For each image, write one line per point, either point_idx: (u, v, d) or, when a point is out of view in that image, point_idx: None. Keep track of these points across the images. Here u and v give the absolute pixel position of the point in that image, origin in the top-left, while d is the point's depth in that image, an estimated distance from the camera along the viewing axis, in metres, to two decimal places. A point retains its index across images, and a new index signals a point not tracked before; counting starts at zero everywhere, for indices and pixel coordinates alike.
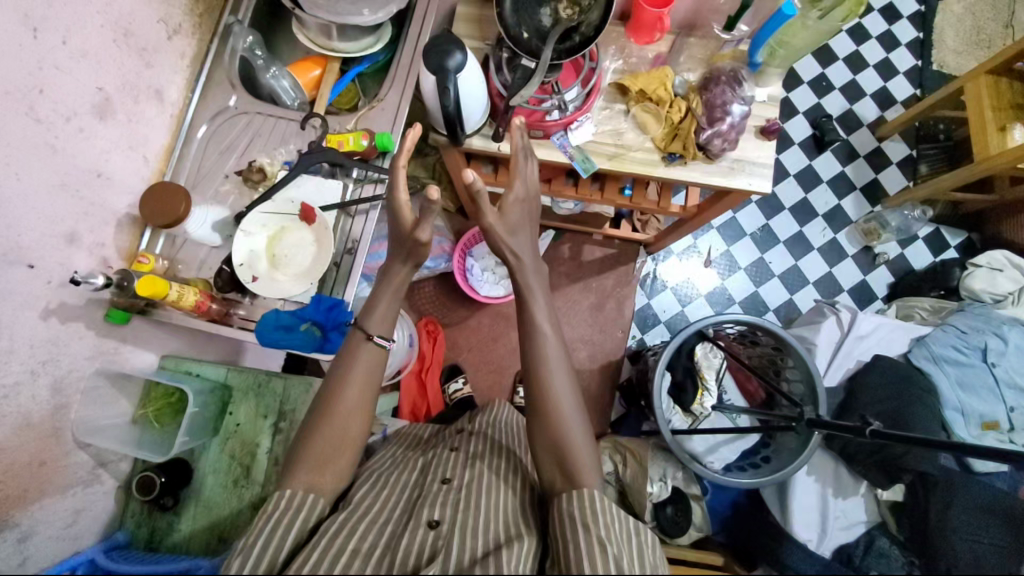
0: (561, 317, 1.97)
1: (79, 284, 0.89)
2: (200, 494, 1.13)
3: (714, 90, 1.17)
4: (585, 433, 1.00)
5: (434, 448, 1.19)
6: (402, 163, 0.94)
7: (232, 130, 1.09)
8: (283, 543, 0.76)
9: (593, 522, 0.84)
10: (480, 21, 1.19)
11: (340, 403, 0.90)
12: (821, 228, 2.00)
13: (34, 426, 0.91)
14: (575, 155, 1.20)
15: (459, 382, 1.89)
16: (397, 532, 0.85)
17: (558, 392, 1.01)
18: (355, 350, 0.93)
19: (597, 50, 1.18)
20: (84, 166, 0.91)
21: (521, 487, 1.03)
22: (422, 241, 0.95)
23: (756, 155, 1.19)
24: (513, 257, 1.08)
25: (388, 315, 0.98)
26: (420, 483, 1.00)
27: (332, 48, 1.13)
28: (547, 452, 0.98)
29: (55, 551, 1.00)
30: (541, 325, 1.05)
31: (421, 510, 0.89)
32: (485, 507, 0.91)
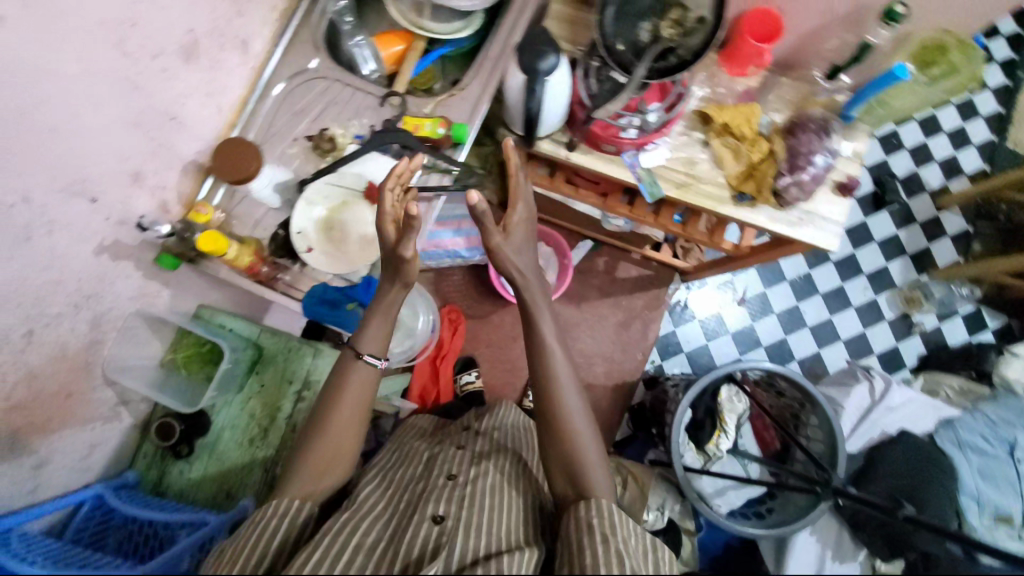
0: (584, 328, 1.96)
1: (146, 229, 0.93)
2: (214, 448, 1.12)
3: (801, 136, 1.12)
4: (598, 445, 0.97)
5: (439, 443, 1.16)
6: (390, 187, 0.89)
7: (308, 93, 1.07)
8: (275, 546, 0.73)
9: (610, 534, 0.80)
10: (578, 22, 1.14)
11: (337, 410, 0.89)
12: (863, 285, 1.96)
13: (68, 357, 0.90)
14: (643, 177, 1.16)
15: (471, 375, 1.88)
16: (401, 529, 0.81)
17: (571, 405, 0.99)
18: (347, 366, 0.92)
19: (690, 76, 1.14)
20: (160, 107, 0.89)
21: (529, 490, 0.99)
22: (405, 259, 0.85)
23: (829, 210, 1.16)
24: (514, 271, 1.03)
25: (380, 333, 0.93)
26: (424, 478, 0.96)
27: (421, 26, 1.09)
28: (561, 462, 0.95)
29: (66, 480, 1.00)
30: (549, 341, 1.02)
31: (424, 507, 0.86)
32: (491, 507, 0.87)
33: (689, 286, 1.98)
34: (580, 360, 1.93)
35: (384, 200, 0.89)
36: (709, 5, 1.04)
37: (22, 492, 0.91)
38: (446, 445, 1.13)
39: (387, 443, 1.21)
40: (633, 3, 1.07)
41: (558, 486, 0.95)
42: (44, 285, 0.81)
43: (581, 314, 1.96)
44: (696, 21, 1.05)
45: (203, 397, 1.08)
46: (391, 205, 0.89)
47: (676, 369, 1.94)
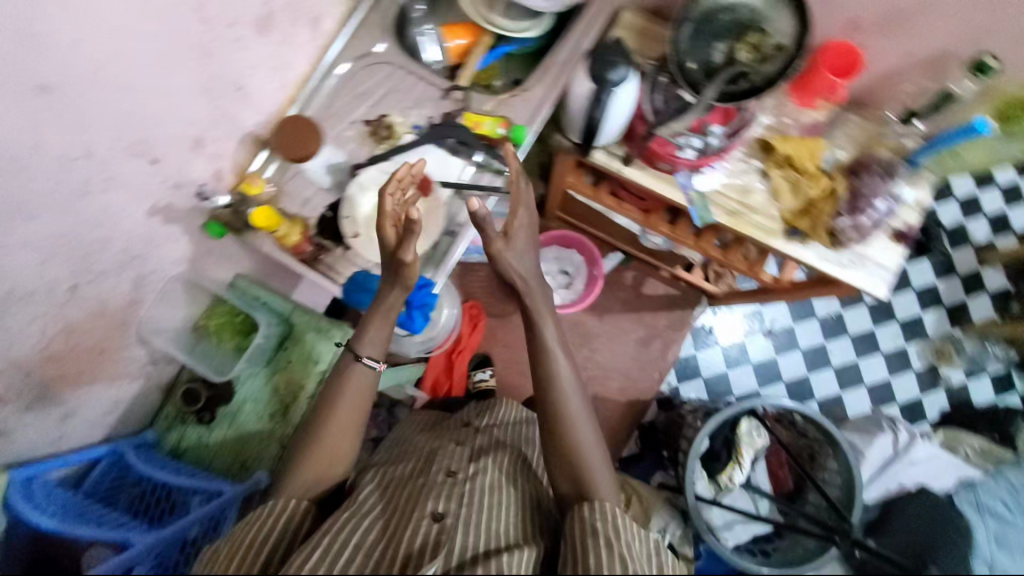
0: (605, 340, 1.93)
1: (205, 199, 0.95)
2: (234, 418, 1.12)
3: (865, 178, 1.11)
4: (602, 443, 0.89)
5: (438, 437, 1.07)
6: (391, 193, 0.87)
7: (371, 77, 1.06)
8: (270, 546, 0.67)
9: (614, 538, 0.72)
10: (651, 36, 1.12)
11: (333, 414, 0.84)
12: (895, 332, 1.92)
13: (107, 314, 0.91)
14: (695, 200, 1.13)
15: (486, 373, 1.84)
16: (399, 523, 0.74)
17: (576, 409, 0.90)
18: (345, 373, 0.86)
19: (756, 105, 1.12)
20: (228, 77, 0.89)
21: (533, 489, 0.91)
22: (405, 262, 0.83)
23: (882, 257, 1.13)
24: (515, 278, 0.95)
25: (381, 337, 0.88)
26: (420, 470, 0.87)
27: (492, 20, 1.07)
28: (563, 466, 0.87)
29: (90, 432, 1.02)
30: (551, 344, 0.94)
31: (419, 503, 0.77)
32: (494, 505, 0.79)
33: (716, 311, 1.94)
34: (595, 372, 1.91)
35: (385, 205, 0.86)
36: (789, 33, 1.01)
37: (46, 441, 0.93)
38: (447, 439, 1.04)
39: (387, 441, 1.14)
40: (711, 21, 1.04)
41: (562, 489, 0.86)
42: (94, 242, 0.82)
43: (602, 325, 1.93)
44: (774, 48, 1.02)
45: (235, 367, 1.10)
46: (392, 213, 0.87)
47: (692, 394, 1.90)
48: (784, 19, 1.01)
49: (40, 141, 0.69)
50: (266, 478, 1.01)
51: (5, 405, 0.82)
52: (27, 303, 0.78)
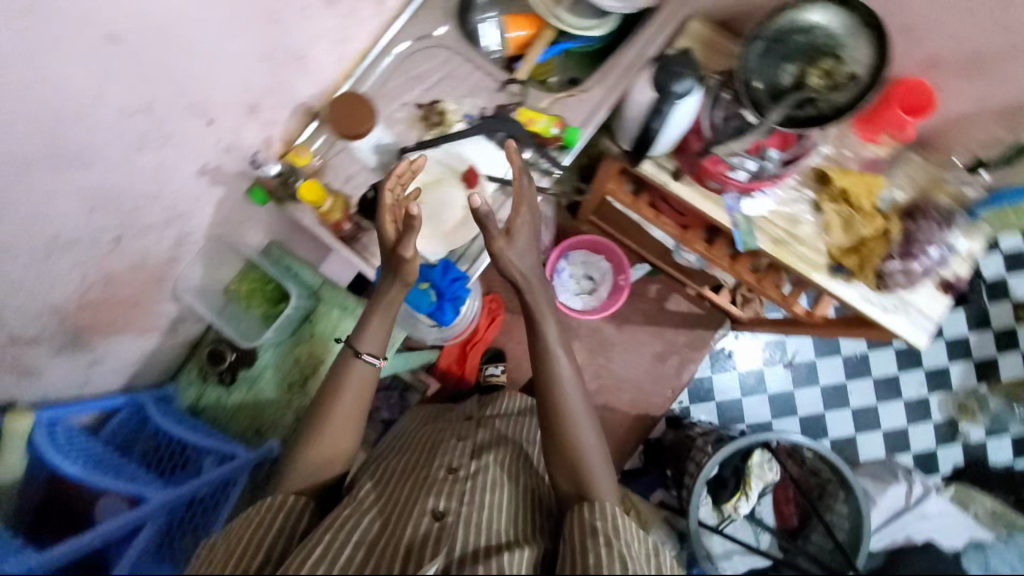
0: (617, 354, 1.85)
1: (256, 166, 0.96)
2: (253, 384, 1.14)
3: (921, 223, 1.07)
4: (602, 436, 0.85)
5: (439, 429, 1.04)
6: (391, 189, 0.84)
7: (429, 61, 1.04)
8: (270, 545, 0.65)
9: (614, 537, 0.67)
10: (718, 47, 1.09)
11: (335, 408, 0.81)
12: (919, 380, 1.82)
13: (146, 267, 0.93)
14: (740, 223, 1.10)
15: (497, 368, 1.66)
16: (399, 521, 0.72)
17: (574, 404, 0.85)
18: (344, 370, 0.83)
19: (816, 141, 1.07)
20: (290, 47, 0.89)
21: (534, 485, 0.87)
22: (404, 258, 0.80)
23: (927, 306, 1.11)
24: (513, 277, 0.88)
25: (381, 330, 0.85)
26: (421, 469, 0.85)
27: (554, 13, 1.04)
28: (563, 463, 0.82)
29: (115, 378, 1.05)
30: (551, 343, 0.88)
31: (419, 502, 0.76)
32: (496, 506, 0.76)
33: (738, 335, 1.86)
34: (607, 381, 1.84)
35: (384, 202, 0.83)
36: (865, 64, 0.97)
37: (74, 383, 0.96)
38: (447, 432, 1.01)
39: (391, 436, 1.12)
40: (785, 41, 1.00)
41: (561, 485, 0.82)
42: (142, 196, 0.83)
43: (619, 335, 1.85)
44: (846, 77, 0.98)
45: (262, 334, 1.09)
46: (391, 209, 0.83)
47: (702, 416, 1.84)
48: (861, 47, 0.96)
49: (103, 92, 0.69)
50: (278, 447, 1.05)
51: (38, 345, 0.84)
52: (71, 250, 0.79)
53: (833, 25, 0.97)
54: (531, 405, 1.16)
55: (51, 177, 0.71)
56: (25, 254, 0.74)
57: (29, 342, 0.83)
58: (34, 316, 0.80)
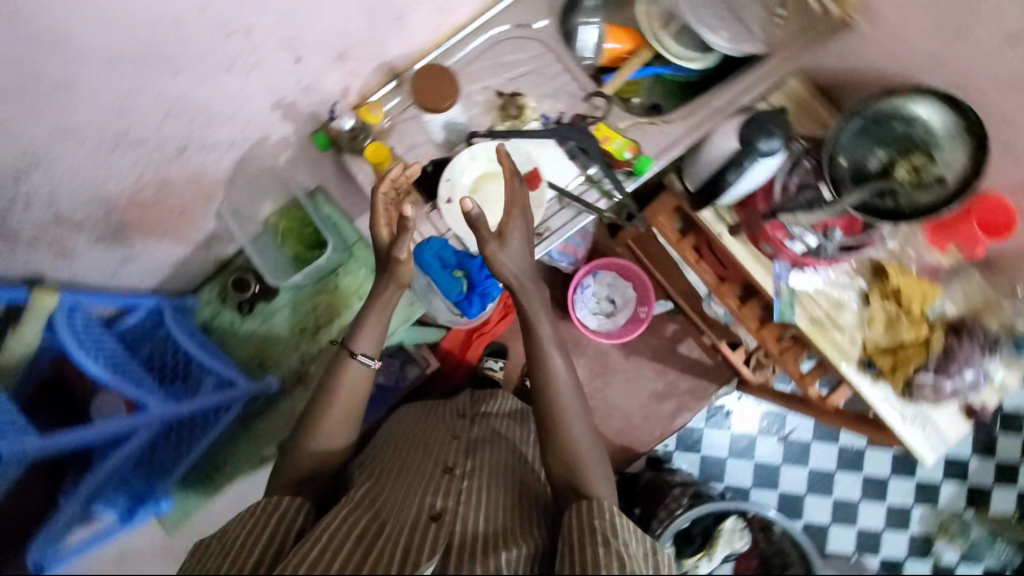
0: (613, 382, 1.75)
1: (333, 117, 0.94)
2: (268, 320, 1.16)
3: (964, 342, 1.03)
4: (594, 438, 0.83)
5: (432, 426, 1.02)
6: (385, 192, 0.85)
7: (522, 51, 1.02)
8: (266, 543, 0.61)
9: (612, 534, 0.64)
10: (809, 109, 1.07)
11: (334, 404, 0.81)
12: (906, 490, 1.73)
13: (200, 182, 0.96)
14: (783, 293, 1.07)
15: (496, 364, 1.54)
16: (396, 517, 0.68)
17: (566, 406, 0.83)
18: (340, 368, 0.83)
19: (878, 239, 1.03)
20: (392, 5, 0.88)
21: (528, 486, 0.83)
22: (398, 259, 0.81)
23: (944, 426, 1.09)
24: (508, 278, 0.84)
25: (375, 329, 0.84)
26: (417, 466, 0.82)
27: (660, 37, 1.02)
28: (559, 461, 0.80)
29: (143, 277, 1.08)
30: (548, 341, 0.85)
31: (416, 500, 0.72)
32: (492, 506, 0.73)
33: (741, 397, 1.79)
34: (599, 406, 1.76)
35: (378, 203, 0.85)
36: (958, 169, 0.93)
37: (105, 273, 1.00)
38: (440, 429, 0.99)
39: (383, 431, 1.07)
40: (882, 124, 0.97)
41: (558, 483, 0.79)
42: (215, 115, 0.86)
43: (625, 363, 1.75)
44: (933, 179, 0.94)
45: (290, 277, 1.08)
46: (384, 210, 0.84)
47: (683, 464, 1.80)
48: (957, 152, 0.92)
49: (208, 6, 0.71)
50: (275, 385, 1.13)
51: (80, 230, 0.88)
52: (135, 149, 0.83)
53: (934, 121, 0.93)
54: (521, 407, 1.14)
55: (137, 77, 0.74)
56: (92, 142, 0.78)
57: (72, 226, 0.87)
58: (84, 201, 0.84)
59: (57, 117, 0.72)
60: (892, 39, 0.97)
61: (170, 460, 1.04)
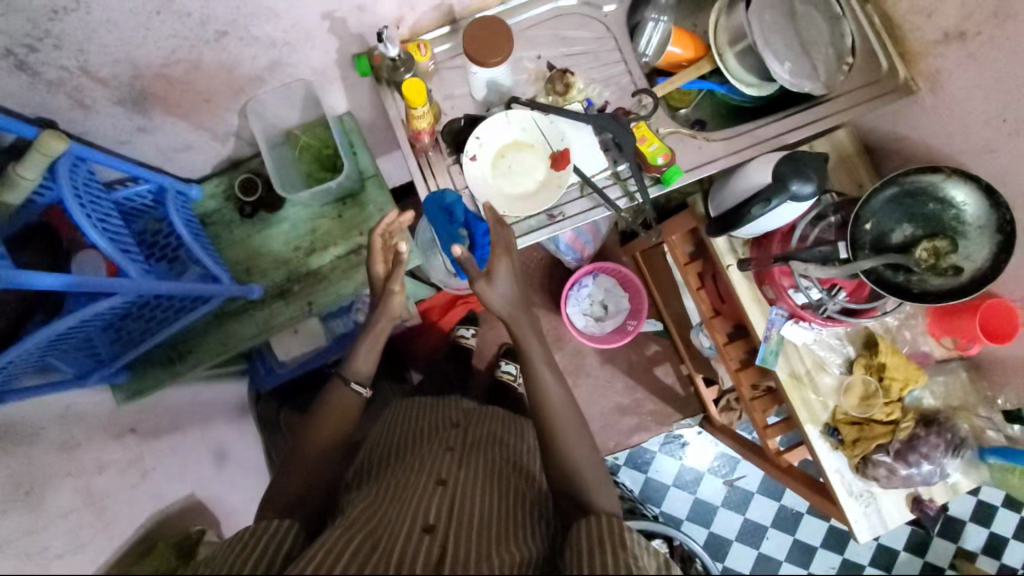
0: (582, 385, 1.75)
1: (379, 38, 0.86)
2: (268, 230, 1.17)
3: (931, 435, 1.04)
4: (591, 451, 0.85)
5: (423, 431, 1.03)
6: (381, 232, 0.88)
7: (583, 30, 1.00)
8: (255, 567, 0.60)
9: (621, 546, 0.65)
10: (851, 168, 1.08)
11: (314, 433, 0.88)
12: (830, 563, 1.75)
13: (232, 75, 0.93)
14: (771, 340, 1.08)
15: (468, 331, 1.54)
16: (391, 531, 0.67)
17: (563, 413, 0.88)
18: (335, 394, 0.92)
19: (879, 310, 1.01)
20: None
21: (523, 497, 0.84)
22: (395, 292, 0.88)
23: (888, 509, 1.10)
24: (502, 311, 0.91)
25: (368, 360, 0.94)
26: (409, 479, 0.83)
27: (723, 53, 0.99)
28: (558, 468, 0.83)
29: (153, 154, 1.06)
30: (537, 362, 0.91)
31: (409, 513, 0.71)
32: (486, 519, 0.73)
33: (701, 432, 1.81)
34: None
35: (375, 244, 0.89)
36: (977, 264, 0.92)
37: (117, 137, 0.98)
38: (433, 437, 0.99)
39: (375, 432, 1.07)
40: (917, 200, 0.95)
41: (559, 493, 0.81)
42: (265, 10, 0.82)
43: (599, 369, 1.76)
44: (950, 267, 0.93)
45: (299, 193, 1.08)
46: (379, 251, 0.90)
47: (626, 480, 1.82)
48: (980, 247, 0.92)
49: None
50: (258, 293, 1.14)
51: (104, 87, 0.87)
52: (175, 19, 0.79)
53: (967, 210, 0.92)
54: (511, 414, 1.17)
55: None
56: (136, 2, 0.75)
57: (97, 80, 0.85)
58: (114, 59, 0.82)
59: None
60: (951, 118, 0.94)
61: (138, 333, 1.08)
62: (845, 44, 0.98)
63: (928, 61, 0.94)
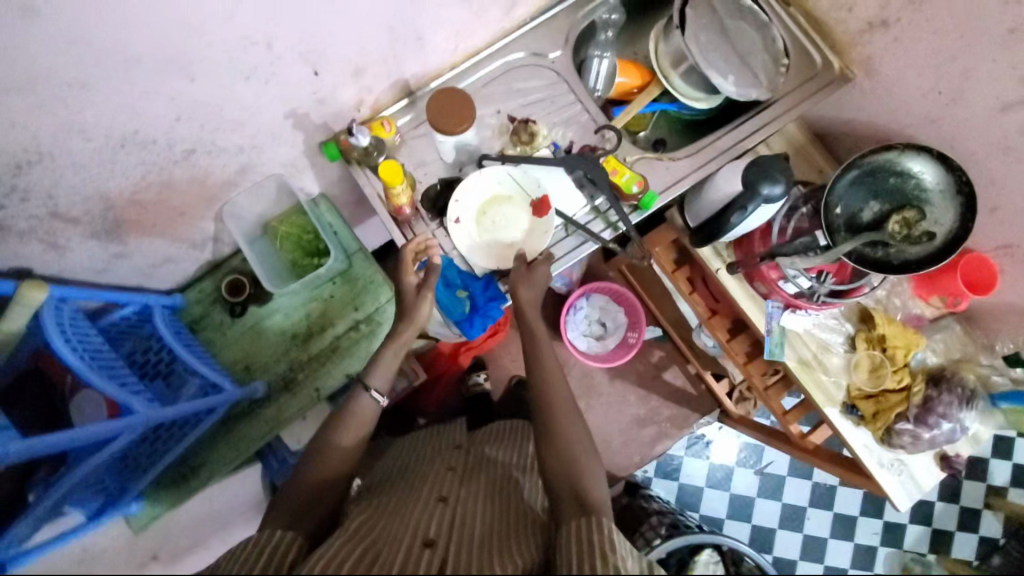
0: (598, 405, 1.75)
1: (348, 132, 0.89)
2: (261, 324, 1.15)
3: (944, 393, 1.07)
4: (590, 448, 0.86)
5: (424, 457, 1.04)
6: (413, 246, 0.93)
7: (535, 78, 1.03)
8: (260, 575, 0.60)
9: (609, 549, 0.64)
10: (809, 157, 1.14)
11: (318, 470, 0.83)
12: (874, 529, 1.74)
13: (203, 186, 0.93)
14: (774, 332, 1.11)
15: (479, 377, 1.54)
16: (392, 544, 0.68)
17: (564, 415, 0.89)
18: (353, 398, 0.91)
19: (863, 289, 1.05)
20: (413, 27, 0.87)
21: (520, 507, 0.84)
22: (424, 299, 0.93)
23: (920, 473, 1.13)
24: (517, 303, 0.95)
25: (391, 364, 0.95)
26: (411, 496, 0.83)
27: (668, 75, 1.04)
28: (559, 473, 0.82)
29: (132, 275, 1.04)
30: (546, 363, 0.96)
31: (411, 526, 0.73)
32: (483, 531, 0.74)
33: (721, 427, 1.81)
34: None
35: (404, 257, 0.93)
36: (947, 226, 0.96)
37: (94, 268, 0.97)
38: (435, 459, 1.01)
39: (379, 466, 1.08)
40: (878, 177, 1.00)
41: (559, 494, 0.79)
42: (228, 122, 0.83)
43: (610, 387, 1.77)
44: (923, 233, 0.97)
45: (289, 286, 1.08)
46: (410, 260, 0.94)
47: (660, 491, 1.80)
48: (946, 209, 0.96)
49: (234, 17, 0.69)
50: (261, 390, 1.12)
51: (76, 225, 0.86)
52: (142, 149, 0.79)
53: (926, 177, 0.97)
54: (513, 429, 1.18)
55: (151, 81, 0.71)
56: (99, 141, 0.75)
57: (68, 220, 0.84)
58: (84, 195, 0.81)
59: (65, 114, 0.69)
60: (890, 97, 1.00)
61: (145, 457, 1.03)
62: (777, 48, 1.03)
63: (858, 50, 1.00)
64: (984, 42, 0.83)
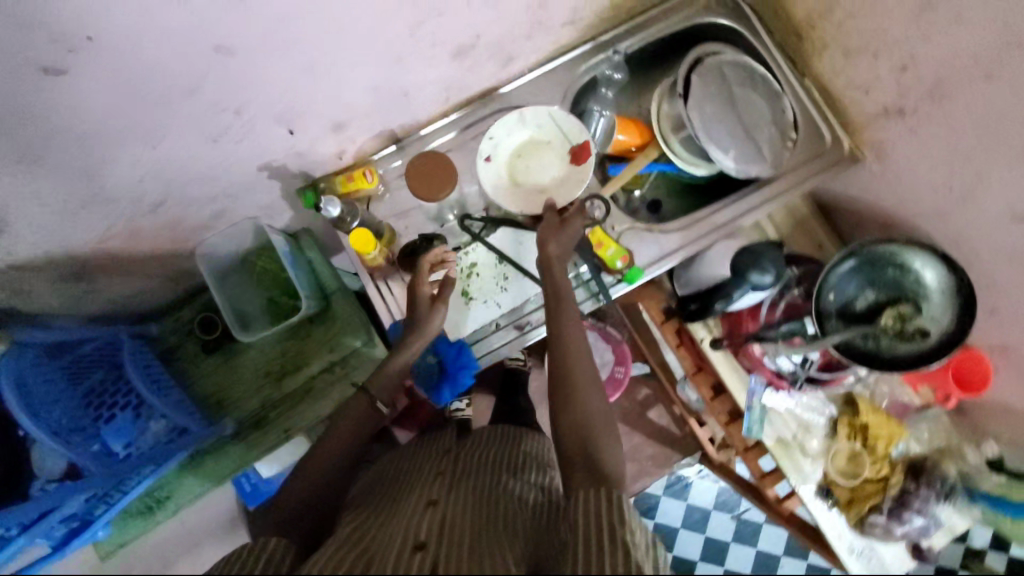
0: None
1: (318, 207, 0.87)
2: (236, 358, 1.13)
3: (921, 487, 1.05)
4: (604, 412, 0.76)
5: (418, 453, 0.94)
6: (432, 257, 0.89)
7: None
8: None
9: (617, 522, 0.58)
10: (809, 230, 1.09)
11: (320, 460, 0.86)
12: None
13: (174, 231, 0.94)
14: (755, 408, 1.08)
15: None
16: (380, 554, 0.62)
17: (582, 374, 0.78)
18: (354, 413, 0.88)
19: (842, 378, 1.05)
20: (398, 86, 0.85)
21: (526, 490, 0.77)
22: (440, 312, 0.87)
23: (890, 561, 1.12)
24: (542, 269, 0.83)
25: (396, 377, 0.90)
26: (400, 502, 0.76)
27: (668, 139, 1.00)
28: (567, 441, 0.74)
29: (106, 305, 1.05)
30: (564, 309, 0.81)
31: (401, 534, 0.66)
32: (479, 527, 0.66)
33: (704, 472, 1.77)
34: None
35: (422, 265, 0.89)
36: (942, 326, 0.92)
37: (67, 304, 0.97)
38: (429, 454, 0.91)
39: (372, 466, 0.98)
40: (877, 267, 0.96)
41: (573, 464, 0.71)
42: (201, 176, 0.83)
43: None
44: (916, 330, 0.93)
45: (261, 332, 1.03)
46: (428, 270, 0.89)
47: None
48: (943, 309, 0.92)
49: (200, 91, 0.71)
50: (231, 428, 1.07)
51: (39, 272, 0.86)
52: (105, 207, 0.81)
53: (926, 275, 0.92)
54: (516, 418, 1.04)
55: (109, 148, 0.72)
56: (56, 204, 0.76)
57: (32, 269, 0.84)
58: (50, 246, 0.82)
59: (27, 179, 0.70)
60: (898, 182, 0.96)
61: None
62: (786, 120, 0.99)
63: (870, 132, 0.96)
64: (998, 150, 0.77)
